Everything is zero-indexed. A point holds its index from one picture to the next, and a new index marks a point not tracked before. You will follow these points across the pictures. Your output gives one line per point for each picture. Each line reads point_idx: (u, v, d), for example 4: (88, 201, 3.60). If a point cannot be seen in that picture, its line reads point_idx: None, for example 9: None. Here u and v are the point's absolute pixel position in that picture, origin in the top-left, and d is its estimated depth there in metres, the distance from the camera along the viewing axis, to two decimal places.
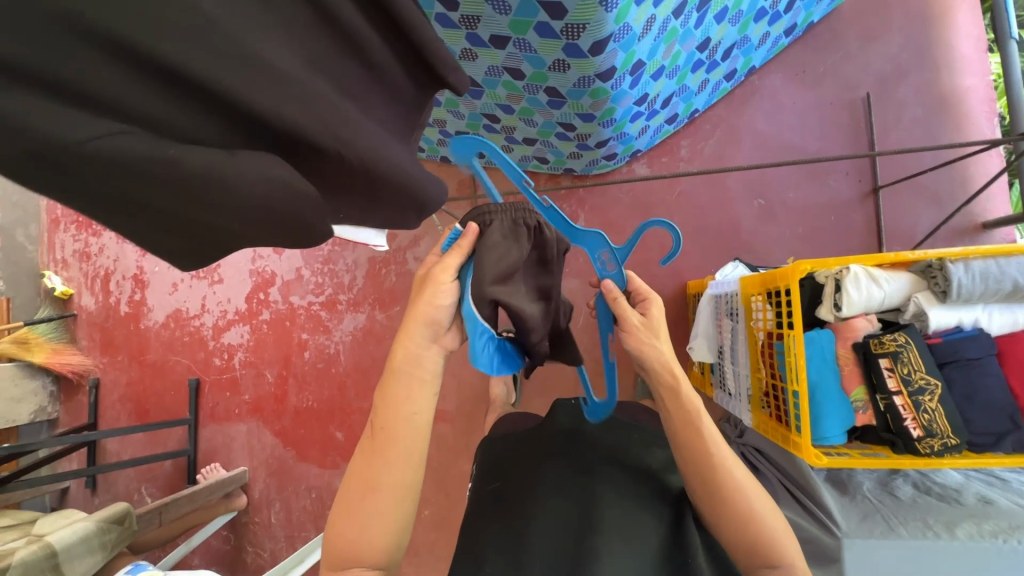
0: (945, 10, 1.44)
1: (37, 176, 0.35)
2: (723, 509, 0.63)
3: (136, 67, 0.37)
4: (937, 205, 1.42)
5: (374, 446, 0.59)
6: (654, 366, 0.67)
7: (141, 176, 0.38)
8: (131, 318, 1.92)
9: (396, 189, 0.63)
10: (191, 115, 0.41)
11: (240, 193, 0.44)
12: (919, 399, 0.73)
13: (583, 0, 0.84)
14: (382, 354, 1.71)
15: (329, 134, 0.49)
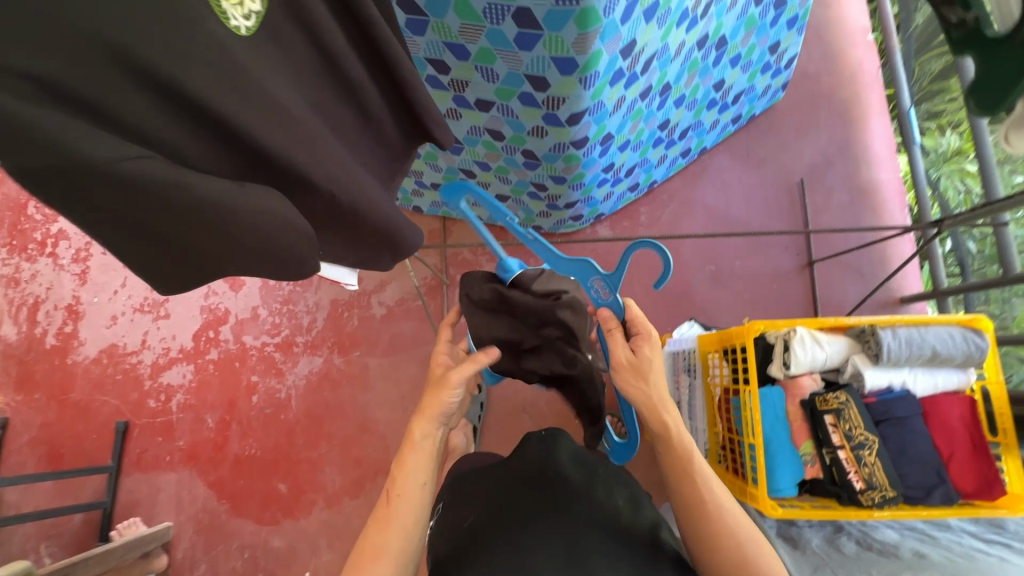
0: (862, 115, 1.67)
1: (54, 189, 0.35)
2: (718, 552, 0.65)
3: (163, 98, 0.41)
4: (862, 281, 1.58)
5: (388, 514, 0.69)
6: (641, 405, 0.77)
7: (153, 196, 0.39)
8: (58, 351, 1.76)
9: (376, 231, 0.66)
10: (202, 149, 0.44)
11: (244, 223, 0.45)
12: (859, 453, 0.80)
13: (565, 77, 0.93)
14: (336, 400, 1.65)
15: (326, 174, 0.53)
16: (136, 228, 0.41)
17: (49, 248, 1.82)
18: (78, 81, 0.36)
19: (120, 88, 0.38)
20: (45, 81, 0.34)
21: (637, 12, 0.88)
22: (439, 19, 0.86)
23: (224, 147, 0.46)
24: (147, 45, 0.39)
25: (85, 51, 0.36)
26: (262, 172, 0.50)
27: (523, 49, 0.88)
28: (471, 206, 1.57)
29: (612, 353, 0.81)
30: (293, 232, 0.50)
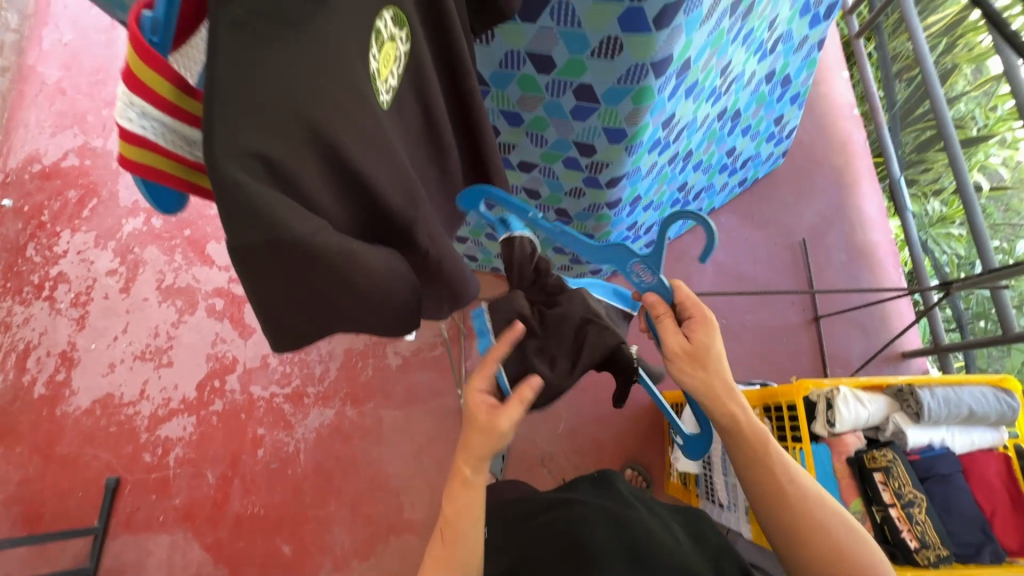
0: (854, 181, 1.81)
1: (258, 262, 0.39)
2: (811, 547, 0.63)
3: (330, 168, 0.45)
4: (864, 336, 1.66)
5: (448, 555, 0.63)
6: (703, 395, 0.67)
7: (326, 265, 0.45)
8: (46, 401, 1.66)
9: (442, 280, 0.72)
10: (340, 208, 0.49)
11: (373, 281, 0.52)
12: (910, 511, 0.82)
13: (612, 145, 0.99)
14: (347, 454, 1.59)
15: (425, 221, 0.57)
16: (298, 292, 0.44)
17: (46, 291, 1.75)
18: (290, 160, 0.39)
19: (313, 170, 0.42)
20: (268, 163, 0.37)
21: (682, 89, 0.96)
22: (500, 89, 0.92)
23: (354, 204, 0.51)
24: (337, 127, 0.43)
25: (301, 142, 0.40)
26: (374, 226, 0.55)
27: (577, 120, 0.94)
28: (492, 258, 1.61)
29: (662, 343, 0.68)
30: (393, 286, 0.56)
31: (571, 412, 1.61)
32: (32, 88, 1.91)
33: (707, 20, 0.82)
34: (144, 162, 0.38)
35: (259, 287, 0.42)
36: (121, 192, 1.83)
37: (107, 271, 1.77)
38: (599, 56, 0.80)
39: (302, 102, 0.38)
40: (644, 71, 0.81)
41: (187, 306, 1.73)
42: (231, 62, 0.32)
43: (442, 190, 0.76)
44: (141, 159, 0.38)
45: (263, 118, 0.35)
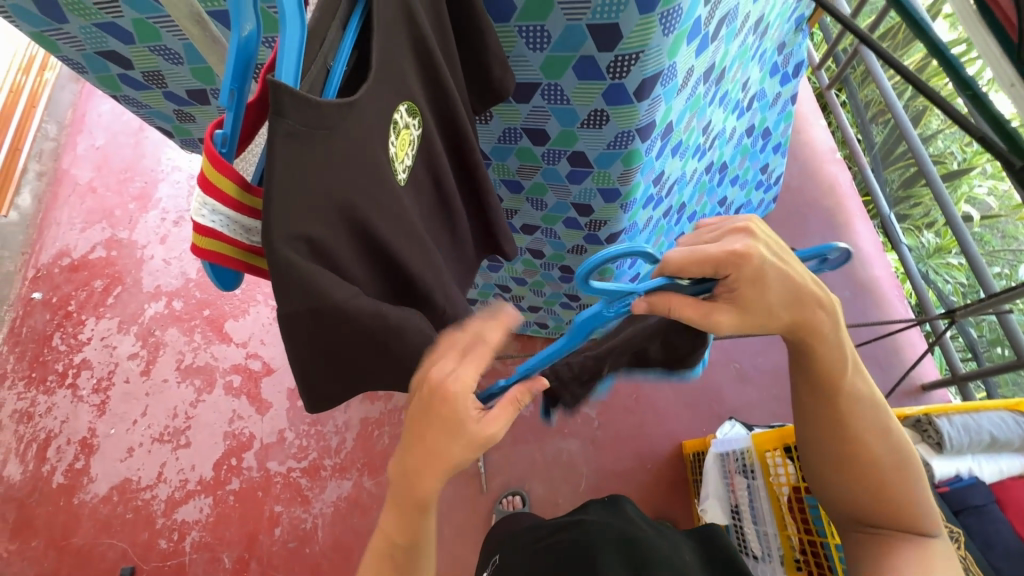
0: (847, 220, 1.87)
1: (299, 324, 0.46)
2: (863, 477, 0.67)
3: (365, 242, 0.51)
4: (880, 370, 1.65)
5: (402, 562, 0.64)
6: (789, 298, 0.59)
7: (365, 329, 0.50)
8: (64, 491, 1.66)
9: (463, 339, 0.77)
10: (372, 283, 0.55)
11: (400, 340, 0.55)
12: (949, 547, 0.79)
13: (608, 204, 1.05)
14: (367, 528, 1.55)
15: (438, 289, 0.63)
16: (329, 349, 0.50)
17: (69, 379, 1.80)
18: (327, 236, 0.45)
19: (348, 245, 0.48)
20: (311, 241, 0.44)
21: (668, 148, 1.03)
22: (501, 161, 1.00)
23: (383, 278, 0.57)
24: (368, 206, 0.49)
25: (336, 222, 0.46)
26: (404, 295, 0.61)
27: (573, 183, 1.01)
28: None
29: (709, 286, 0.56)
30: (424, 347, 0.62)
31: (592, 469, 1.58)
32: (66, 189, 2.05)
33: (683, 89, 0.90)
34: (212, 248, 0.45)
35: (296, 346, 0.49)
36: (144, 279, 1.91)
37: (128, 355, 1.82)
38: (588, 126, 0.87)
39: (339, 188, 0.45)
40: (630, 136, 0.88)
41: (205, 385, 1.76)
42: (287, 162, 0.40)
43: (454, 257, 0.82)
44: (209, 246, 0.45)
45: (304, 204, 0.42)
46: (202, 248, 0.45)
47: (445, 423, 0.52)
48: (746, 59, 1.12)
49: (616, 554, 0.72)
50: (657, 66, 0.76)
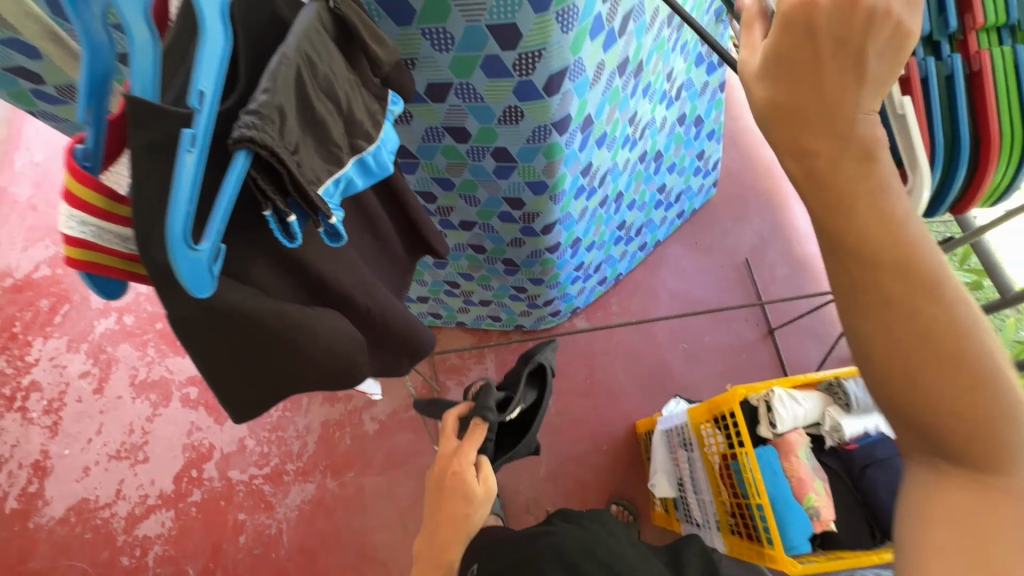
0: (784, 201, 1.94)
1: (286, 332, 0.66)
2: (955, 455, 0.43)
3: None
4: (820, 342, 1.74)
5: None
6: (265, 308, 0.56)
7: (259, 327, 0.56)
8: (18, 516, 1.63)
9: (399, 334, 0.80)
10: (278, 287, 0.62)
11: (314, 332, 0.62)
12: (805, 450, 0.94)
13: (538, 197, 1.09)
14: (332, 528, 1.57)
15: (349, 283, 0.69)
16: (250, 366, 0.59)
17: (18, 402, 1.76)
18: None
19: (242, 258, 0.58)
20: None
21: (591, 140, 1.07)
22: (429, 159, 1.02)
23: (289, 283, 0.63)
24: None
25: None
26: (317, 294, 0.67)
27: (501, 178, 1.05)
28: (456, 313, 1.67)
29: (303, 156, 0.50)
30: (347, 341, 0.66)
31: (551, 455, 1.61)
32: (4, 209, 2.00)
33: (597, 82, 0.94)
34: (85, 257, 0.48)
35: (222, 363, 0.57)
36: (92, 295, 1.88)
37: (79, 374, 1.78)
38: (505, 122, 0.91)
39: None
40: (547, 130, 0.92)
41: (161, 398, 1.74)
42: (141, 171, 0.41)
43: (382, 253, 0.84)
44: (83, 256, 0.48)
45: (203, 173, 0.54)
46: (76, 255, 0.48)
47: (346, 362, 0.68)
48: (666, 50, 1.15)
49: (576, 552, 0.80)
50: (561, 61, 0.79)
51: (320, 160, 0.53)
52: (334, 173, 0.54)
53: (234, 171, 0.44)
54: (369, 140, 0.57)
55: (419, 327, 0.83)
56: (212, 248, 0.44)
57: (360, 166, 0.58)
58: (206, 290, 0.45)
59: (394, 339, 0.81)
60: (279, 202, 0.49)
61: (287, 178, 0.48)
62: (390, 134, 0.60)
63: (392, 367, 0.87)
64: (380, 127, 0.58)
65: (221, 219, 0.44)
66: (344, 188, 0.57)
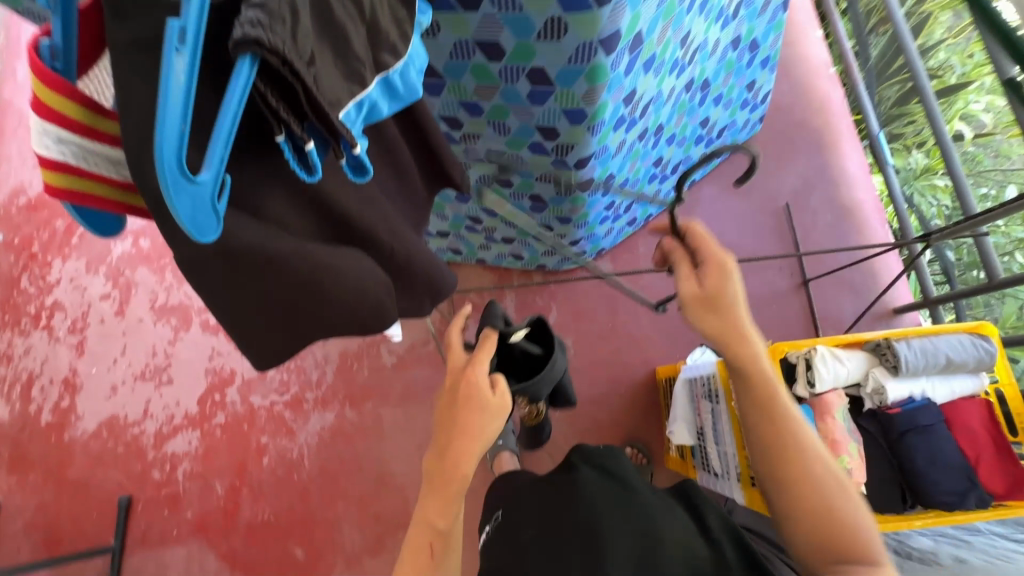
0: (835, 141, 1.78)
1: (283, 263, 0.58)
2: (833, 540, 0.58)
3: None
4: (855, 295, 1.66)
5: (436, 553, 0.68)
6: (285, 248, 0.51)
7: (277, 267, 0.51)
8: (54, 429, 1.70)
9: (423, 274, 0.75)
10: (295, 221, 0.56)
11: (339, 274, 0.56)
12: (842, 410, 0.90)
13: (574, 127, 0.99)
14: (351, 455, 1.62)
15: (373, 219, 0.63)
16: (270, 309, 0.55)
17: (43, 321, 1.78)
18: None
19: (258, 192, 0.51)
20: None
21: (639, 63, 0.95)
22: (456, 80, 0.92)
23: (307, 217, 0.57)
24: None
25: None
26: (340, 232, 0.61)
27: (535, 104, 0.94)
28: (476, 250, 1.61)
29: (321, 70, 0.41)
30: (371, 282, 0.61)
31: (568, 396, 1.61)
32: (11, 123, 1.93)
33: None
34: (68, 184, 0.45)
35: (239, 309, 0.53)
36: None
37: (100, 296, 1.79)
38: (545, 37, 0.79)
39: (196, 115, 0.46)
40: (593, 49, 0.80)
41: (181, 323, 1.75)
42: (123, 76, 0.36)
43: (404, 184, 0.77)
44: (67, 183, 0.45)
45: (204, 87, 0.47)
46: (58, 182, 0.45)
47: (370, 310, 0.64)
48: None
49: (603, 503, 0.77)
50: None
51: (341, 76, 0.43)
52: (359, 94, 0.45)
53: (236, 85, 0.36)
54: (396, 55, 0.47)
55: (440, 264, 0.77)
56: (215, 180, 0.38)
57: (386, 86, 0.48)
58: (209, 235, 0.39)
59: (418, 280, 0.75)
60: (294, 126, 0.40)
61: (302, 97, 0.39)
62: (418, 50, 0.50)
63: (414, 311, 0.83)
64: (408, 42, 0.49)
65: (223, 145, 0.38)
66: (368, 113, 0.48)
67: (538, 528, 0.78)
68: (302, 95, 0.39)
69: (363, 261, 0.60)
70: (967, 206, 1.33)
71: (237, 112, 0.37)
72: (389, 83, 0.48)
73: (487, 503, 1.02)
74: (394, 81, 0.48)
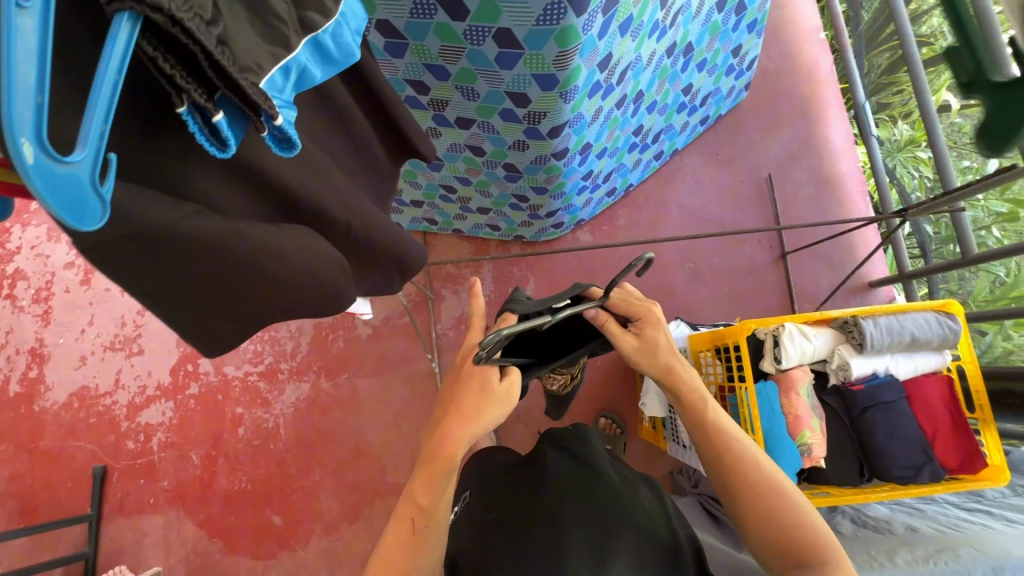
0: (821, 110, 1.74)
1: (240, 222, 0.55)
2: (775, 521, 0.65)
3: None
4: (833, 269, 1.66)
5: (416, 540, 0.64)
6: (219, 230, 0.48)
7: (209, 249, 0.47)
8: (23, 399, 1.67)
9: (384, 252, 0.72)
10: (229, 197, 0.52)
11: (285, 255, 0.53)
12: (806, 386, 0.91)
13: (546, 93, 0.94)
14: (327, 426, 1.62)
15: (321, 195, 0.59)
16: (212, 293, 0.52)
17: (5, 289, 1.73)
18: None
19: (177, 167, 0.47)
20: None
21: (613, 26, 0.90)
22: (419, 42, 0.86)
23: (244, 192, 0.54)
24: None
25: None
26: (283, 208, 0.58)
27: (504, 68, 0.89)
28: (452, 220, 1.58)
29: (227, 28, 0.38)
30: (320, 262, 0.58)
31: None
32: None
33: None
34: None
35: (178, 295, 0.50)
36: None
37: (64, 264, 1.73)
38: None
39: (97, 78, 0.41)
40: (562, 9, 0.75)
41: None
42: None
43: (360, 156, 0.73)
44: None
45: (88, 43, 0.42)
46: None
47: (325, 291, 0.61)
48: None
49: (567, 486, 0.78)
50: None
51: (256, 36, 0.41)
52: (280, 58, 0.42)
53: (112, 51, 0.34)
54: (325, 14, 0.45)
55: (403, 234, 0.73)
56: (93, 158, 0.35)
57: (316, 48, 0.46)
58: (90, 221, 0.36)
59: (379, 254, 0.71)
60: (194, 94, 0.37)
61: (203, 62, 0.37)
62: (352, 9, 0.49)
63: (382, 286, 0.80)
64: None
65: (101, 119, 0.35)
66: (301, 78, 0.45)
67: (506, 507, 0.79)
68: (200, 56, 0.36)
69: (318, 241, 0.58)
70: (947, 179, 1.31)
71: (116, 82, 0.35)
72: (318, 44, 0.46)
73: (459, 477, 1.03)
74: (327, 43, 0.46)
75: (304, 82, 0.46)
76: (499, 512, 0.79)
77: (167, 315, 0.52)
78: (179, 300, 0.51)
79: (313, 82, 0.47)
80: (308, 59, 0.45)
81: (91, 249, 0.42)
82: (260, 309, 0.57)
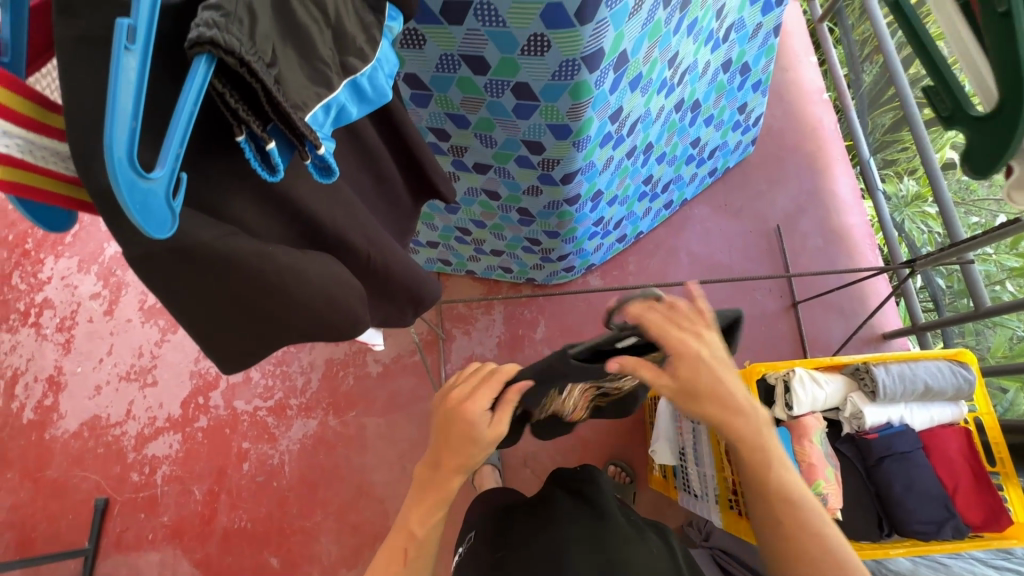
0: (827, 165, 1.79)
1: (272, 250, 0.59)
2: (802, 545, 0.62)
3: None
4: (845, 319, 1.66)
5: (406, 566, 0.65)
6: (253, 253, 0.51)
7: (241, 270, 0.51)
8: (35, 427, 1.68)
9: (400, 284, 0.75)
10: (262, 225, 0.56)
11: (310, 280, 0.56)
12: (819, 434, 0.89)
13: (560, 141, 1.00)
14: (332, 463, 1.60)
15: (346, 227, 0.63)
16: (239, 312, 0.55)
17: (32, 317, 1.78)
18: None
19: (222, 193, 0.51)
20: None
21: (623, 82, 0.96)
22: (442, 93, 0.93)
23: (276, 221, 0.58)
24: None
25: None
26: (310, 237, 0.61)
27: (521, 118, 0.95)
28: (466, 262, 1.62)
29: (282, 72, 0.43)
30: (341, 289, 0.61)
31: None
32: None
33: (637, 13, 0.82)
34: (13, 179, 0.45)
35: (207, 312, 0.53)
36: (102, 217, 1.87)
37: (90, 295, 1.79)
38: (529, 53, 0.80)
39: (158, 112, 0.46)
40: (576, 65, 0.81)
41: (170, 325, 1.75)
42: (66, 69, 0.38)
43: (383, 193, 0.77)
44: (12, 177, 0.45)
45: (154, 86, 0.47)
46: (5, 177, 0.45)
47: (344, 318, 0.64)
48: None
49: (573, 527, 0.77)
50: None
51: (304, 78, 0.45)
52: (321, 96, 0.46)
53: (192, 85, 0.38)
54: (363, 59, 0.50)
55: (420, 268, 0.76)
56: (168, 176, 0.39)
57: (355, 90, 0.51)
58: (165, 230, 0.40)
59: (396, 285, 0.74)
60: (253, 125, 0.42)
61: (261, 95, 0.42)
62: (387, 55, 0.54)
63: (395, 318, 0.82)
64: (376, 46, 0.51)
65: (178, 142, 0.39)
66: (338, 114, 0.51)
67: (511, 547, 0.78)
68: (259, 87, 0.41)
69: (341, 270, 0.61)
70: (953, 231, 1.33)
71: (192, 111, 0.39)
72: (356, 86, 0.51)
73: (464, 518, 1.01)
74: (365, 84, 0.51)
75: (339, 117, 0.51)
76: (504, 552, 0.78)
77: (194, 330, 0.55)
78: (209, 319, 0.54)
79: (347, 118, 0.52)
80: (344, 98, 0.50)
81: (141, 261, 0.46)
82: (282, 330, 0.60)
